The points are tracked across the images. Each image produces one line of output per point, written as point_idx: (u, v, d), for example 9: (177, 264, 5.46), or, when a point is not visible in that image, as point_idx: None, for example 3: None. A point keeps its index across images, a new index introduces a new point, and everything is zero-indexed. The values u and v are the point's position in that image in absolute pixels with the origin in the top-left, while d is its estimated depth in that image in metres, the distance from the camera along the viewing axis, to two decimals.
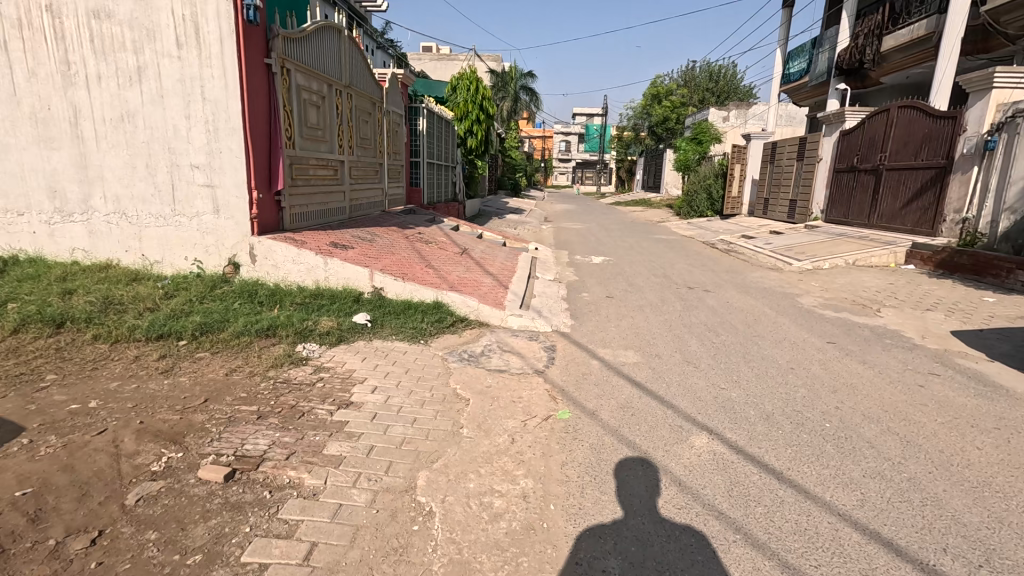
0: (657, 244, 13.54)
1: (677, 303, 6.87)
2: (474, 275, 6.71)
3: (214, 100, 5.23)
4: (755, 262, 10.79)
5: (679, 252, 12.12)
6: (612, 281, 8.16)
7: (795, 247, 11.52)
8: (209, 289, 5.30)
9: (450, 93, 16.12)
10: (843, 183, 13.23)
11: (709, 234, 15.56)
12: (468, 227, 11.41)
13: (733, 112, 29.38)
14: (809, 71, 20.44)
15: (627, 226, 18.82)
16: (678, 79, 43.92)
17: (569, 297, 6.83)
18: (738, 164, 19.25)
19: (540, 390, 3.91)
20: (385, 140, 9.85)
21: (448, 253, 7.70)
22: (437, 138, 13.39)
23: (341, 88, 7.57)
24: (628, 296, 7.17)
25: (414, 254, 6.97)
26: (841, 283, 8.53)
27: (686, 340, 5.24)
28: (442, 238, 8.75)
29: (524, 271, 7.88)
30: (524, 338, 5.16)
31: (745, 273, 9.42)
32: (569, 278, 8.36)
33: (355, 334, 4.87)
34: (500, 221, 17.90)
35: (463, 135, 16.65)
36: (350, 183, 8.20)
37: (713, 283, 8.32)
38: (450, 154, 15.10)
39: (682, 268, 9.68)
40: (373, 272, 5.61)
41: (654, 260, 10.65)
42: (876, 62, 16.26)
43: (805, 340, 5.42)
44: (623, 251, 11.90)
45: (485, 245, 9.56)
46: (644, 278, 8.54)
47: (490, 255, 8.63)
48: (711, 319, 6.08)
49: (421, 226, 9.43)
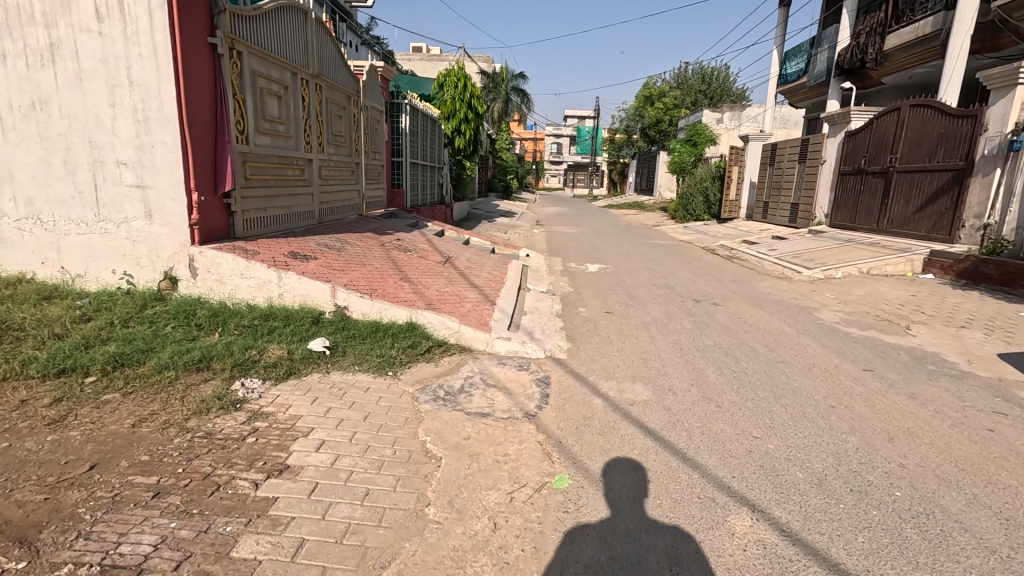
0: (656, 251, 12.81)
1: (684, 319, 6.12)
2: (457, 289, 5.92)
3: (142, 84, 4.40)
4: (761, 270, 10.11)
5: (679, 259, 11.41)
6: (611, 293, 7.41)
7: (803, 253, 10.85)
8: (137, 310, 4.46)
9: (437, 91, 15.30)
10: (848, 185, 12.60)
11: (708, 239, 14.89)
12: (454, 232, 10.62)
13: (727, 114, 28.91)
14: (807, 71, 19.92)
15: (622, 231, 18.09)
16: (671, 81, 43.48)
17: (563, 313, 6.06)
18: (735, 166, 18.64)
19: (531, 443, 3.13)
20: (362, 138, 9.03)
21: (429, 263, 6.90)
22: (422, 137, 12.58)
23: (308, 78, 6.76)
24: (630, 310, 6.43)
25: (389, 265, 6.16)
26: (859, 295, 7.85)
27: (702, 368, 4.48)
28: (423, 245, 7.95)
29: (514, 283, 7.10)
30: (512, 367, 4.38)
31: (753, 283, 8.71)
32: (563, 290, 7.59)
33: (309, 366, 4.06)
34: (490, 225, 17.15)
35: (450, 135, 15.82)
36: (321, 184, 7.37)
37: (720, 295, 7.61)
38: (436, 154, 14.30)
39: (685, 278, 8.95)
40: (337, 287, 4.80)
41: (654, 268, 9.91)
42: (879, 61, 15.69)
43: (837, 366, 4.70)
44: (620, 257, 11.17)
45: (471, 252, 8.76)
46: (644, 289, 7.79)
47: (477, 264, 7.83)
48: (726, 341, 5.34)
49: (402, 231, 8.62)
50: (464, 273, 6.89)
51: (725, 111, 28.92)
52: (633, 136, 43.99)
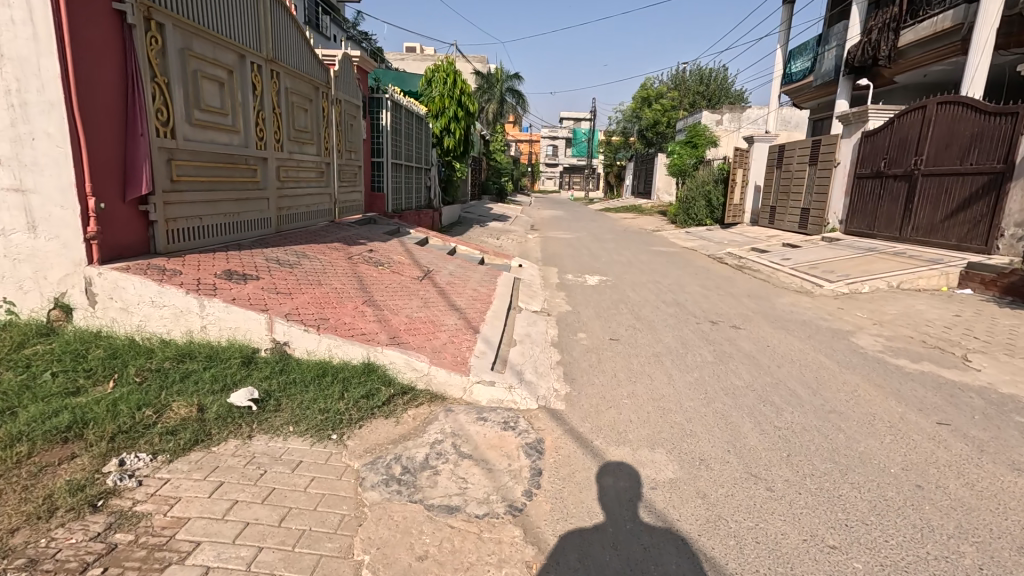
0: (659, 259, 11.87)
1: (702, 347, 5.18)
2: (433, 315, 4.95)
3: (18, 58, 3.43)
4: (776, 283, 9.21)
5: (685, 270, 10.47)
6: (614, 313, 6.47)
7: (820, 264, 9.95)
8: (11, 350, 3.45)
9: (425, 87, 14.36)
10: (866, 190, 11.72)
11: (713, 246, 14.00)
12: (439, 240, 9.63)
13: (726, 115, 28.16)
14: (813, 70, 19.11)
15: (621, 237, 17.12)
16: (669, 82, 42.74)
17: (559, 342, 5.10)
18: (740, 169, 17.79)
19: (515, 568, 2.17)
20: (334, 134, 8.04)
21: (403, 279, 5.91)
22: (407, 136, 11.58)
23: (261, 62, 5.79)
24: (638, 336, 5.47)
25: (353, 284, 5.18)
26: (893, 314, 6.95)
27: (736, 424, 3.54)
28: (400, 257, 6.97)
29: (503, 303, 6.13)
30: (493, 424, 3.41)
31: (771, 299, 7.80)
32: (560, 309, 6.65)
33: (225, 429, 3.07)
34: (482, 230, 16.22)
35: (439, 134, 14.83)
36: (281, 186, 6.40)
37: (739, 315, 6.68)
38: (423, 155, 13.31)
39: (695, 293, 8.01)
40: (276, 315, 3.80)
41: (659, 280, 8.99)
42: (892, 60, 14.87)
43: (902, 417, 3.76)
44: (621, 268, 10.23)
45: (456, 264, 7.78)
46: (651, 308, 6.84)
47: (461, 279, 6.84)
48: (756, 379, 4.40)
49: (379, 241, 7.65)
50: (444, 292, 5.91)
51: (724, 113, 28.16)
52: (630, 138, 43.20)
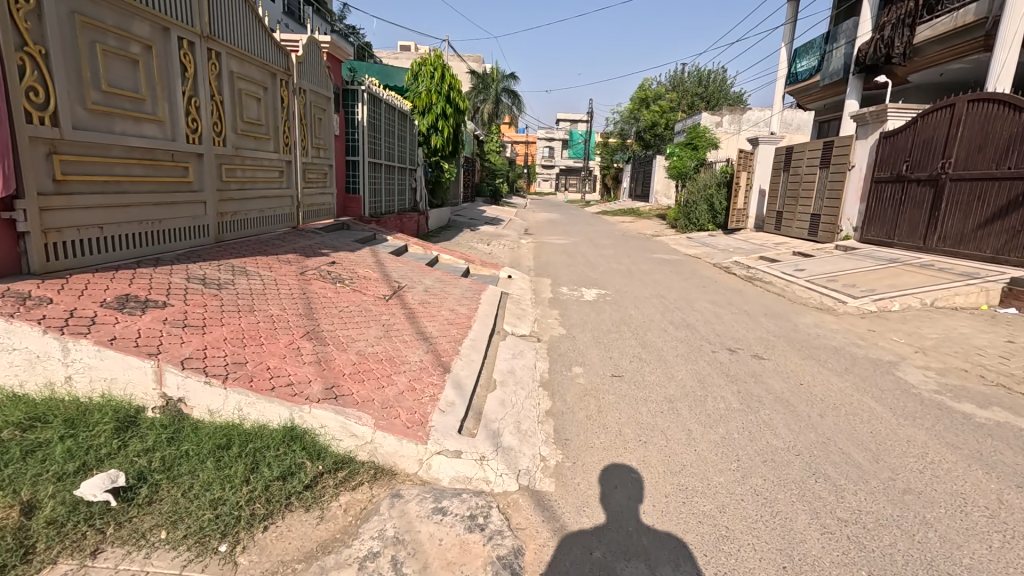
0: (662, 269, 10.99)
1: (723, 388, 4.27)
2: (394, 350, 4.00)
3: None
4: (793, 298, 8.33)
5: (691, 281, 9.59)
6: (617, 339, 5.54)
7: (840, 276, 9.07)
8: None
9: (411, 82, 13.36)
10: (885, 195, 10.85)
11: (718, 254, 13.12)
12: (420, 248, 8.70)
13: (726, 117, 27.48)
14: (820, 69, 18.30)
15: (619, 242, 16.25)
16: (667, 83, 42.08)
17: (550, 381, 4.17)
18: (744, 172, 16.95)
19: None
20: (298, 129, 7.08)
21: (365, 300, 4.96)
22: (388, 134, 10.63)
23: (194, 38, 4.85)
24: (646, 371, 4.55)
25: (298, 308, 4.24)
26: (935, 338, 6.07)
27: (786, 515, 2.62)
28: (368, 271, 6.03)
29: (485, 328, 5.21)
30: (454, 520, 2.46)
31: (791, 319, 6.90)
32: (553, 332, 5.72)
33: (58, 542, 2.11)
34: (472, 234, 15.30)
35: (426, 133, 13.89)
36: (224, 187, 5.44)
37: (759, 340, 5.79)
38: (408, 154, 12.36)
39: (705, 311, 7.11)
40: (167, 361, 2.84)
41: (664, 294, 8.11)
42: (908, 57, 14.06)
43: (999, 498, 2.86)
44: (622, 279, 9.33)
45: (435, 277, 6.85)
46: (657, 331, 5.94)
47: (439, 296, 5.91)
48: (796, 435, 3.49)
49: (347, 251, 6.70)
50: (415, 315, 4.97)
51: (724, 114, 27.48)
52: (628, 139, 42.48)
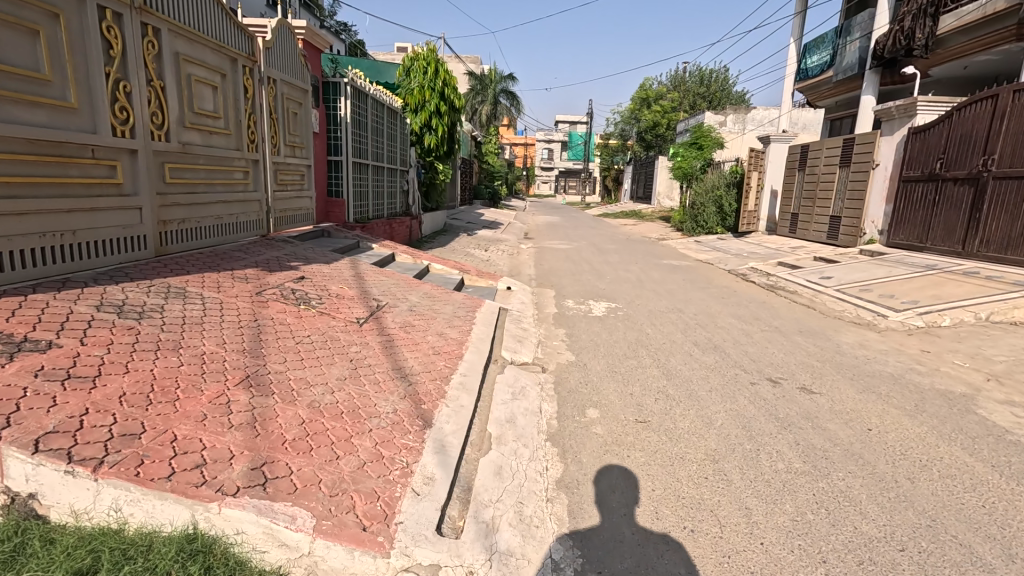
0: (674, 277, 10.16)
1: (774, 437, 3.43)
2: (361, 397, 3.13)
3: None
4: (825, 311, 7.49)
5: (707, 291, 8.76)
6: (636, 367, 4.70)
7: (873, 285, 8.23)
8: None
9: (402, 78, 12.51)
10: (915, 196, 10.01)
11: (731, 260, 12.28)
12: (409, 257, 7.85)
13: (730, 116, 26.90)
14: (832, 65, 17.51)
15: (623, 246, 15.45)
16: (669, 83, 41.39)
17: (560, 434, 3.31)
18: (755, 172, 16.14)
19: None
20: (267, 124, 6.22)
21: (334, 327, 4.09)
22: (376, 132, 9.76)
23: (122, 8, 4.00)
24: (677, 415, 3.71)
25: (242, 342, 3.36)
26: (1002, 361, 5.23)
27: None
28: (344, 287, 5.18)
29: (479, 357, 4.36)
30: None
31: (831, 338, 6.06)
32: (559, 359, 4.88)
33: None
34: (469, 240, 14.46)
35: (419, 131, 13.02)
36: (166, 190, 4.57)
37: (800, 366, 4.95)
38: (399, 154, 11.49)
39: (730, 328, 6.28)
40: (13, 440, 1.98)
41: (681, 308, 7.28)
42: (930, 49, 13.29)
43: None
44: (633, 289, 8.51)
45: (424, 291, 6.00)
46: (681, 356, 5.10)
47: (427, 316, 5.06)
48: (888, 512, 2.66)
49: (322, 263, 5.85)
50: (395, 345, 4.10)
51: (728, 113, 26.87)
52: (628, 140, 41.70)
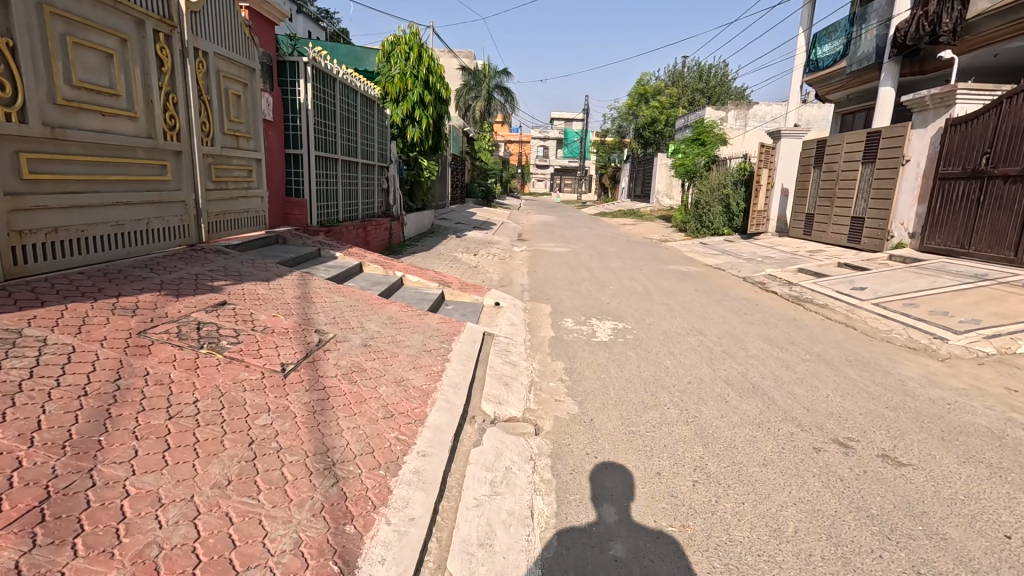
0: (686, 286, 9.05)
1: (881, 560, 2.31)
2: (244, 522, 1.96)
3: None
4: (867, 331, 6.40)
5: (726, 305, 7.66)
6: (658, 424, 3.58)
7: (918, 299, 7.14)
8: None
9: (382, 64, 11.31)
10: (955, 195, 8.94)
11: (744, 265, 11.17)
12: (381, 268, 6.67)
13: (731, 112, 25.96)
14: (846, 54, 16.44)
15: (625, 249, 14.32)
16: (666, 79, 40.39)
17: (563, 567, 2.17)
18: (765, 170, 15.07)
19: None
20: (195, 106, 5.01)
21: (242, 382, 2.91)
22: (346, 122, 8.55)
23: None
24: (729, 516, 2.59)
25: (69, 423, 2.18)
26: None
27: None
28: (279, 316, 4.00)
29: (449, 418, 3.20)
30: None
31: (889, 370, 4.97)
32: (558, 410, 3.74)
33: None
34: (457, 243, 13.28)
35: (401, 123, 11.80)
36: (16, 189, 3.36)
37: (867, 417, 3.85)
38: (376, 149, 10.29)
39: (765, 358, 5.17)
40: None
41: (700, 328, 6.18)
42: (958, 35, 12.27)
43: None
44: (641, 304, 7.39)
45: (390, 315, 4.84)
46: (714, 404, 3.97)
47: (385, 354, 3.90)
48: None
49: (260, 280, 4.65)
50: (327, 407, 2.93)
51: (729, 110, 25.95)
52: (626, 137, 40.65)
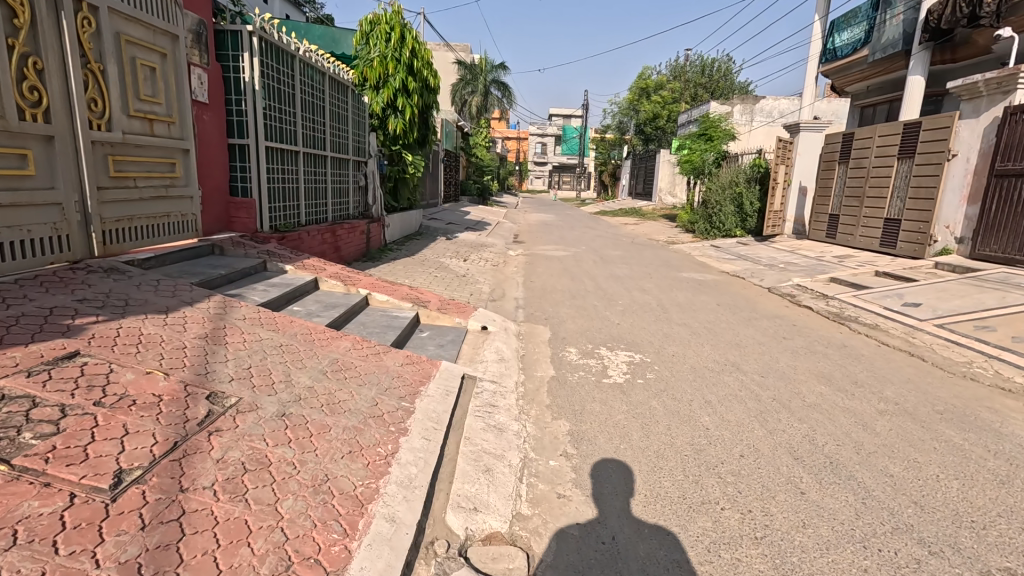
0: (705, 299, 7.85)
1: None
2: None
3: None
4: (939, 362, 5.22)
5: (758, 325, 6.45)
6: (714, 543, 2.39)
7: (992, 321, 5.96)
8: None
9: (360, 47, 10.05)
10: (1016, 194, 7.80)
11: (767, 273, 9.96)
12: (342, 285, 5.43)
13: (737, 107, 24.87)
14: (868, 42, 15.23)
15: (631, 253, 13.12)
16: (668, 73, 39.15)
17: None
18: (783, 167, 13.85)
19: None
20: (74, 78, 3.75)
21: (17, 524, 1.68)
22: (310, 108, 7.28)
23: None
24: None
25: None
26: None
27: None
28: (159, 371, 2.77)
29: (386, 565, 1.98)
30: None
31: (995, 425, 3.79)
32: (565, 517, 2.53)
33: None
34: (446, 247, 12.06)
35: (381, 113, 10.50)
36: None
37: (1012, 519, 2.66)
38: (351, 141, 9.03)
39: (830, 408, 3.97)
40: None
41: (735, 361, 4.98)
42: (1001, 17, 11.10)
43: None
44: (658, 325, 6.18)
45: (337, 358, 3.62)
46: (786, 497, 2.77)
47: (308, 432, 2.66)
48: None
49: (154, 312, 3.40)
50: (164, 570, 1.68)
51: (735, 104, 24.82)
52: (627, 133, 39.28)
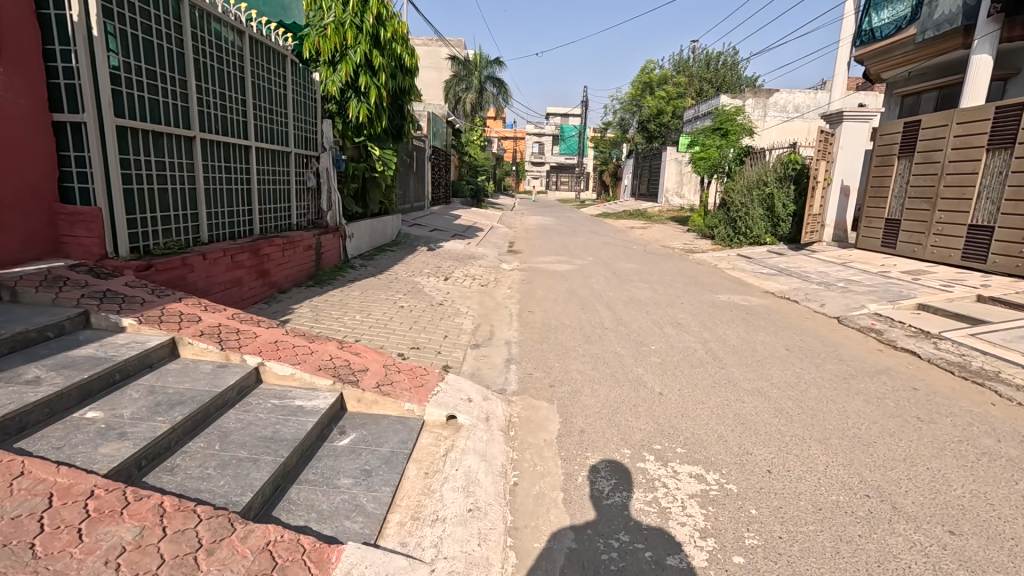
0: (765, 339, 5.77)
1: None
2: None
3: None
4: None
5: (864, 391, 4.35)
6: None
7: None
8: None
9: (311, 13, 7.87)
10: None
11: (827, 295, 7.85)
12: (217, 354, 3.29)
13: (749, 101, 22.86)
14: (915, 18, 13.16)
15: (647, 265, 11.02)
16: (671, 69, 37.16)
17: None
18: (824, 163, 11.67)
19: None
20: None
21: None
22: (212, 76, 5.12)
23: None
24: None
25: None
26: None
27: None
28: None
29: None
30: None
31: None
32: None
33: None
34: (424, 260, 9.93)
35: (340, 96, 8.24)
36: None
37: None
38: (292, 128, 6.88)
39: None
40: None
41: (881, 489, 2.87)
42: None
43: None
44: (722, 397, 4.05)
45: None
46: None
47: None
48: None
49: None
50: None
51: (748, 97, 22.78)
52: (629, 132, 37.06)
